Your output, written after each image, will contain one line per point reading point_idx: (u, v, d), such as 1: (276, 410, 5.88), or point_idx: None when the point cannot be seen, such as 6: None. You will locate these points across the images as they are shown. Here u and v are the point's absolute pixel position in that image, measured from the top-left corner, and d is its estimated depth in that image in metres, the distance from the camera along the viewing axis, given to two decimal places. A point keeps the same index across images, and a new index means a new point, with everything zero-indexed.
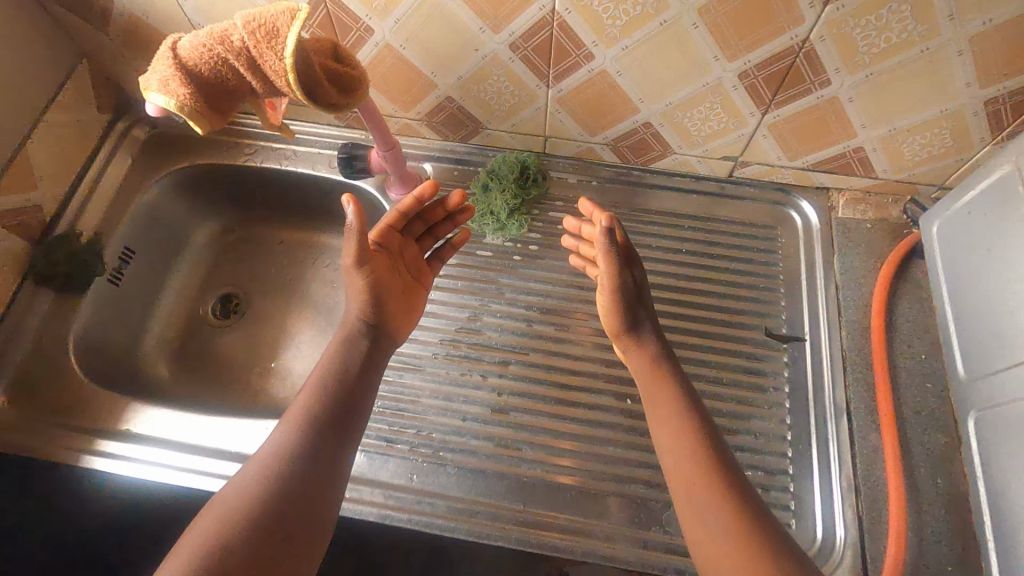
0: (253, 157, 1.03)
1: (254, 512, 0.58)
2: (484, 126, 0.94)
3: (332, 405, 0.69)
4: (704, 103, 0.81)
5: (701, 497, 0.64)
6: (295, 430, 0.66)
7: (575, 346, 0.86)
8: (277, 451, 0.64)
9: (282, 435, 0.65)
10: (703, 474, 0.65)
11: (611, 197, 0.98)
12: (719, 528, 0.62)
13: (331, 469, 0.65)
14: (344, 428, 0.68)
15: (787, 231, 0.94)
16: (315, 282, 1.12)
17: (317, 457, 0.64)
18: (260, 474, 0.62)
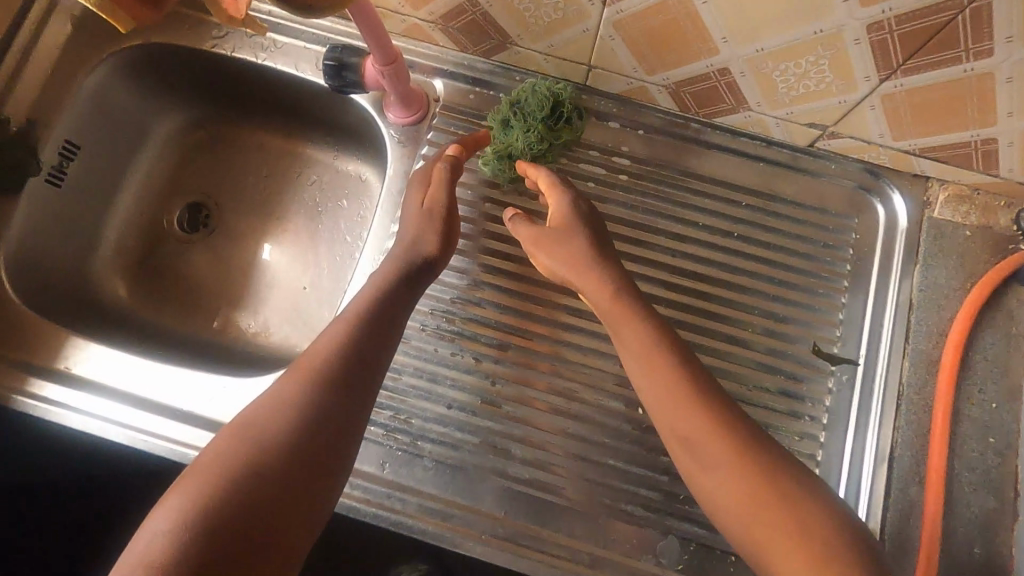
0: (223, 44, 0.84)
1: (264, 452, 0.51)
2: (512, 42, 0.73)
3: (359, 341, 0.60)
4: (808, 55, 0.61)
5: (690, 434, 0.57)
6: (308, 377, 0.57)
7: (588, 336, 0.73)
8: (289, 396, 0.55)
9: (298, 371, 0.57)
10: (681, 408, 0.58)
11: (657, 152, 0.79)
12: (714, 463, 0.56)
13: (348, 427, 0.56)
14: (366, 377, 0.59)
15: (864, 225, 0.77)
16: (296, 203, 0.96)
17: (335, 409, 0.56)
18: (269, 424, 0.54)
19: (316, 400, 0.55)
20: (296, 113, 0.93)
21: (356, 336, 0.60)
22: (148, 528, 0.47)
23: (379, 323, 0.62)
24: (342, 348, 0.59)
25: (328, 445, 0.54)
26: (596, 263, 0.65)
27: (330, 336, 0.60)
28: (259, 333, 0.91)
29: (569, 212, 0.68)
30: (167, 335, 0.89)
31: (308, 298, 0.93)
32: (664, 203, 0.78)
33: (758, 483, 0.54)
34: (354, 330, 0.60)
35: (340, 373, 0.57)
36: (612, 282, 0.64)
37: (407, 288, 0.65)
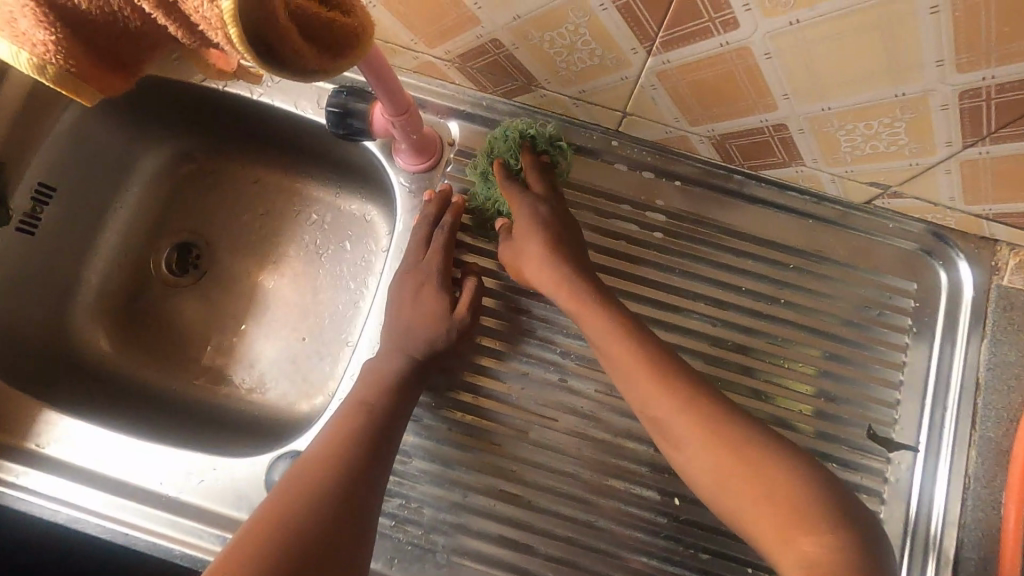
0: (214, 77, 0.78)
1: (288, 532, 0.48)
2: (539, 85, 0.65)
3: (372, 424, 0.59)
4: (882, 117, 0.53)
5: (661, 414, 0.54)
6: (326, 457, 0.55)
7: (620, 415, 0.66)
8: (307, 477, 0.53)
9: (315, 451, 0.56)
10: (643, 375, 0.55)
11: (695, 205, 0.72)
12: (681, 437, 0.53)
13: (367, 501, 0.54)
14: (383, 449, 0.58)
15: (926, 291, 0.69)
16: (294, 245, 0.89)
17: (360, 481, 0.55)
18: (294, 495, 0.52)
19: (337, 470, 0.54)
20: (296, 147, 0.85)
21: (372, 410, 0.60)
22: None
23: (394, 399, 0.61)
24: (360, 422, 0.58)
25: (351, 516, 0.52)
26: (551, 261, 0.61)
27: (345, 415, 0.59)
28: (254, 391, 0.84)
29: (528, 214, 0.63)
30: (154, 394, 0.81)
31: (308, 351, 0.85)
32: (704, 263, 0.71)
33: (738, 456, 0.50)
34: (370, 406, 0.60)
35: (360, 446, 0.57)
36: (567, 270, 0.61)
37: (420, 372, 0.64)
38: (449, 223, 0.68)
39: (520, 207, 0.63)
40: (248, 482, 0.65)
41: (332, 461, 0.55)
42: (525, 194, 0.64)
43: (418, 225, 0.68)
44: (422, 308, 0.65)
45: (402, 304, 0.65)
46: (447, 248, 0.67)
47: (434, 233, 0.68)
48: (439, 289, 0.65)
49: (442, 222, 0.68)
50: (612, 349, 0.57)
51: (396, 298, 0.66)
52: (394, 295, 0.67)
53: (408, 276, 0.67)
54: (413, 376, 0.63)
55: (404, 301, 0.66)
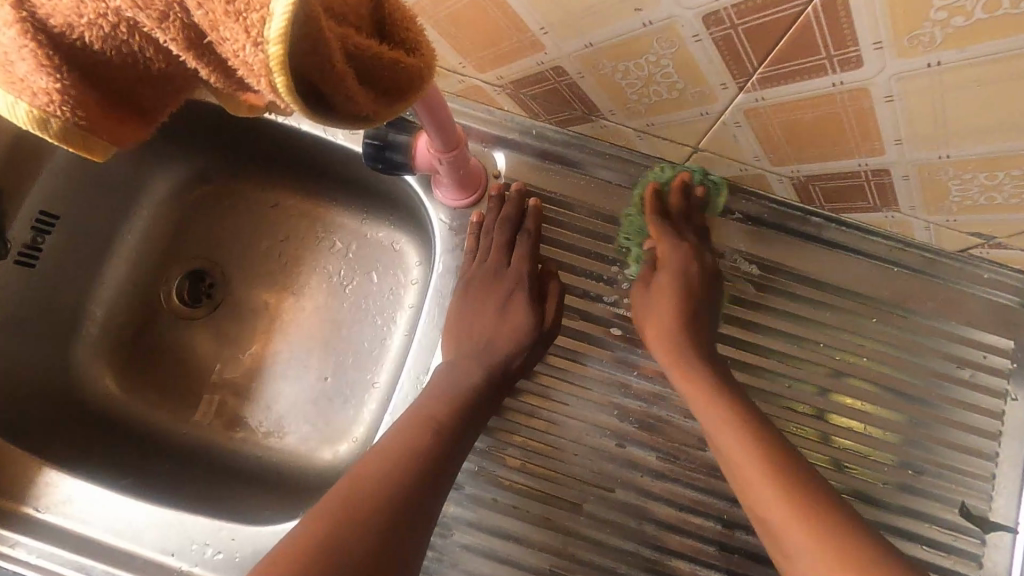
0: None
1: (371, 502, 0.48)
2: (601, 115, 0.58)
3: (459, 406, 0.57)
4: (1011, 168, 0.46)
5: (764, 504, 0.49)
6: (410, 432, 0.54)
7: (684, 487, 0.59)
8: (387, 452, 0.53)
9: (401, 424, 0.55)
10: (745, 457, 0.51)
11: (767, 249, 0.65)
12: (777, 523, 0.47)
13: (439, 484, 0.53)
14: (458, 451, 0.55)
15: (1023, 351, 0.62)
16: (315, 275, 0.82)
17: (435, 468, 0.53)
18: (350, 497, 0.49)
19: (400, 479, 0.51)
20: (321, 170, 0.79)
21: (440, 427, 0.55)
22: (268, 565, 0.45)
23: (471, 405, 0.57)
24: (428, 433, 0.54)
25: (405, 539, 0.48)
26: (676, 330, 0.59)
27: (410, 422, 0.55)
28: (272, 435, 0.77)
29: (676, 263, 0.62)
30: (162, 440, 0.75)
31: (331, 392, 0.78)
32: (776, 315, 0.64)
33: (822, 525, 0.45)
34: (438, 422, 0.55)
35: (426, 460, 0.53)
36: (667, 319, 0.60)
37: (491, 396, 0.59)
38: (530, 228, 0.64)
39: (670, 255, 0.63)
40: (269, 546, 0.58)
41: (396, 466, 0.52)
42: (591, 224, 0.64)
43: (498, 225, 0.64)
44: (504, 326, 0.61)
45: (482, 312, 0.62)
46: (529, 255, 0.64)
47: (516, 238, 0.64)
48: (525, 302, 0.62)
49: (523, 225, 0.64)
50: (722, 431, 0.53)
51: (473, 305, 0.62)
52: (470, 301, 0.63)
53: (487, 282, 0.63)
54: (489, 386, 0.59)
55: (484, 309, 0.62)
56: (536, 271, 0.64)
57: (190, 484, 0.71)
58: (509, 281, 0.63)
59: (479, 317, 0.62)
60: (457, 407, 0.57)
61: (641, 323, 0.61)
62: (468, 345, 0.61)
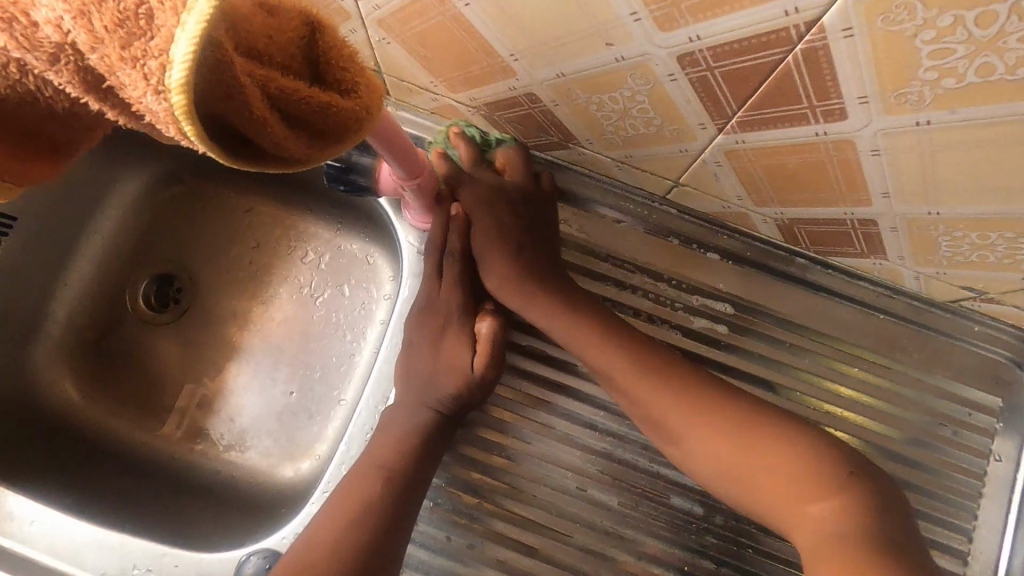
0: None
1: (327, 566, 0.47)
2: (578, 143, 0.55)
3: (413, 449, 0.54)
4: (1007, 230, 0.43)
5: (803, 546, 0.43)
6: (363, 483, 0.52)
7: (644, 534, 0.57)
8: (339, 509, 0.51)
9: (353, 474, 0.53)
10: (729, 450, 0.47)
11: (747, 288, 0.62)
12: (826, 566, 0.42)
13: (399, 532, 0.51)
14: (415, 493, 0.53)
15: (1011, 411, 0.60)
16: (285, 284, 0.80)
17: (393, 514, 0.51)
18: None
19: (344, 551, 0.48)
20: (297, 178, 0.77)
21: (382, 486, 0.52)
22: None
23: (425, 448, 0.55)
24: (369, 496, 0.51)
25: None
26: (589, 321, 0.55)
27: (349, 484, 0.52)
28: (233, 449, 0.75)
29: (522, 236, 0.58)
30: (121, 450, 0.73)
31: (295, 409, 0.76)
32: (753, 359, 0.62)
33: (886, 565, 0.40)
34: (380, 482, 0.52)
35: (369, 529, 0.50)
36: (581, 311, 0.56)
37: (444, 434, 0.56)
38: (462, 249, 0.59)
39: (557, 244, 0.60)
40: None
41: (333, 544, 0.49)
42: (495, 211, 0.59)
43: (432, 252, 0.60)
44: (444, 360, 0.57)
45: (419, 350, 0.58)
46: (465, 281, 0.59)
47: (449, 263, 0.59)
48: (463, 333, 0.58)
49: (455, 247, 0.59)
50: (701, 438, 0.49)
51: (410, 339, 0.59)
52: (410, 335, 0.59)
53: (424, 316, 0.59)
54: (447, 424, 0.56)
55: (420, 346, 0.58)
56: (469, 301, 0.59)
57: (145, 499, 0.69)
58: (442, 313, 0.59)
59: (418, 351, 0.58)
60: (399, 461, 0.53)
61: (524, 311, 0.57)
62: (410, 382, 0.57)
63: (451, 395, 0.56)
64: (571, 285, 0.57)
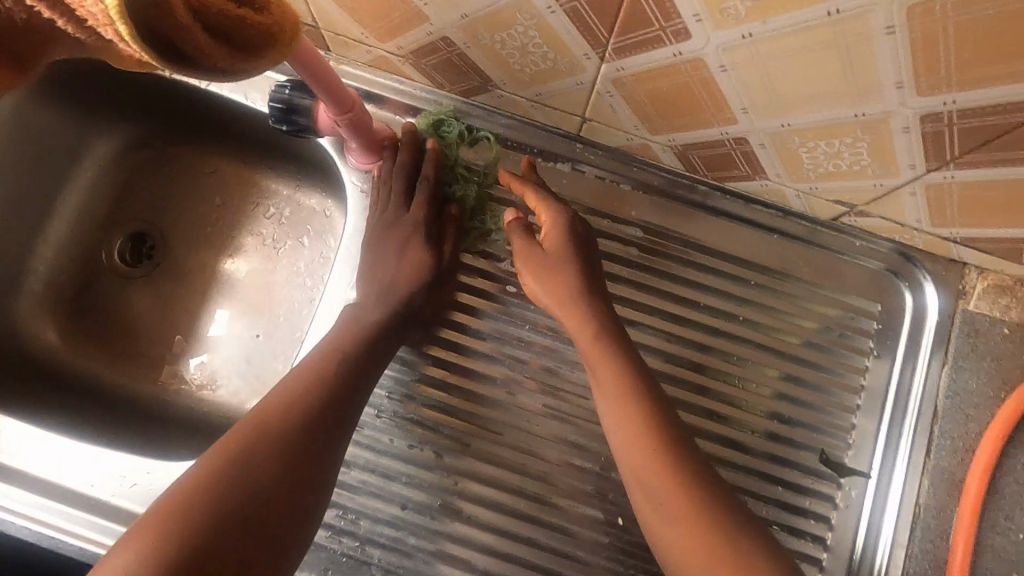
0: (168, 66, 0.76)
1: (279, 435, 0.52)
2: (494, 85, 0.62)
3: (358, 353, 0.61)
4: (844, 136, 0.50)
5: (619, 435, 0.55)
6: (316, 373, 0.58)
7: (567, 431, 0.65)
8: (288, 393, 0.56)
9: (305, 367, 0.58)
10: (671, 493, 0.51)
11: (657, 216, 0.70)
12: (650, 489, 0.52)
13: (341, 422, 0.57)
14: (359, 390, 0.59)
15: (889, 314, 0.67)
16: (249, 236, 0.87)
17: (336, 405, 0.57)
18: (219, 466, 0.49)
19: (295, 427, 0.54)
20: (256, 137, 0.83)
21: (330, 400, 0.57)
22: (172, 489, 0.48)
23: (370, 352, 0.61)
24: (326, 395, 0.57)
25: (292, 486, 0.51)
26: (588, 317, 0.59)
27: (307, 377, 0.57)
28: (204, 386, 0.82)
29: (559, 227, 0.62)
30: (101, 390, 0.80)
31: (261, 349, 0.83)
32: (663, 276, 0.69)
33: (668, 461, 0.52)
34: (328, 378, 0.58)
35: (314, 413, 0.55)
36: (604, 341, 0.58)
37: (385, 342, 0.63)
38: (430, 175, 0.66)
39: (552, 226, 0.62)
40: None
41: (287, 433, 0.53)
42: (560, 212, 0.62)
43: (394, 172, 0.66)
44: (408, 267, 0.65)
45: (386, 257, 0.65)
46: (430, 201, 0.67)
47: (416, 184, 0.67)
48: (423, 242, 0.66)
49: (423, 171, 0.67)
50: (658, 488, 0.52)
51: (376, 253, 0.66)
52: (372, 243, 0.66)
53: (387, 229, 0.66)
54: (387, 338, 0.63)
55: (386, 254, 0.66)
56: (433, 217, 0.67)
57: (123, 430, 0.76)
58: (406, 226, 0.66)
59: (387, 262, 0.65)
60: (354, 371, 0.60)
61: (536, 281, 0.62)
62: (378, 285, 0.65)
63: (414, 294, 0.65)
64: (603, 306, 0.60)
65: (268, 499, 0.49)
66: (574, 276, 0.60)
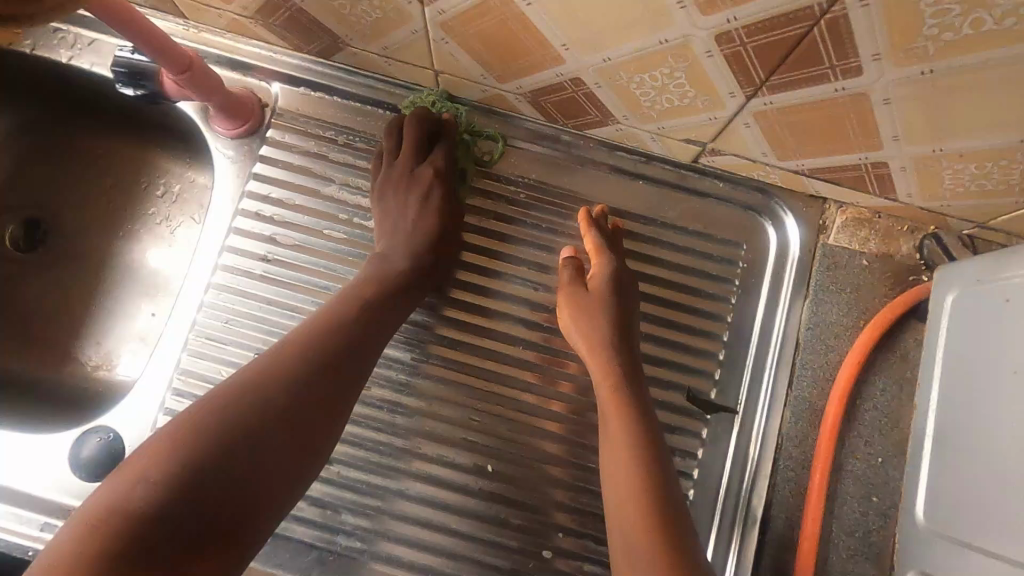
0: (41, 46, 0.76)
1: (235, 413, 0.47)
2: (345, 42, 0.63)
3: (347, 329, 0.56)
4: (661, 67, 0.51)
5: (613, 449, 0.55)
6: (317, 350, 0.53)
7: (438, 384, 0.66)
8: (273, 367, 0.51)
9: (314, 340, 0.54)
10: (636, 506, 0.51)
11: (525, 168, 0.70)
12: (621, 497, 0.53)
13: (327, 397, 0.52)
14: (358, 367, 0.55)
15: (754, 253, 0.68)
16: (145, 216, 0.86)
17: (315, 377, 0.52)
18: (164, 461, 0.44)
19: (274, 406, 0.49)
20: (139, 115, 0.83)
21: (294, 372, 0.51)
22: (119, 482, 0.44)
23: (356, 330, 0.56)
24: (294, 366, 0.51)
25: (261, 471, 0.47)
26: (610, 350, 0.60)
27: (275, 351, 0.52)
28: (102, 367, 0.82)
29: (609, 279, 0.63)
30: None
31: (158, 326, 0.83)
32: (524, 224, 0.69)
33: (639, 519, 0.50)
34: (320, 354, 0.53)
35: (279, 387, 0.50)
36: (622, 373, 0.59)
37: (382, 321, 0.59)
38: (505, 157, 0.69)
39: (602, 272, 0.63)
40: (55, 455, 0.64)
41: (197, 460, 0.45)
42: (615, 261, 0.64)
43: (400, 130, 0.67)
44: (412, 219, 0.65)
45: (403, 212, 0.65)
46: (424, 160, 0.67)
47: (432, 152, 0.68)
48: (413, 196, 0.65)
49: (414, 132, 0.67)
50: (628, 498, 0.52)
51: (393, 202, 0.65)
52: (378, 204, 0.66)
53: (401, 181, 0.66)
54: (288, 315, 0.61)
55: (394, 207, 0.65)
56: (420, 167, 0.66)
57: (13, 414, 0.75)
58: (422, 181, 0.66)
59: (395, 206, 0.65)
60: (337, 345, 0.54)
61: (573, 314, 0.63)
62: (394, 240, 0.64)
63: (432, 239, 0.64)
64: (628, 347, 0.61)
65: (230, 485, 0.45)
66: (610, 317, 0.61)
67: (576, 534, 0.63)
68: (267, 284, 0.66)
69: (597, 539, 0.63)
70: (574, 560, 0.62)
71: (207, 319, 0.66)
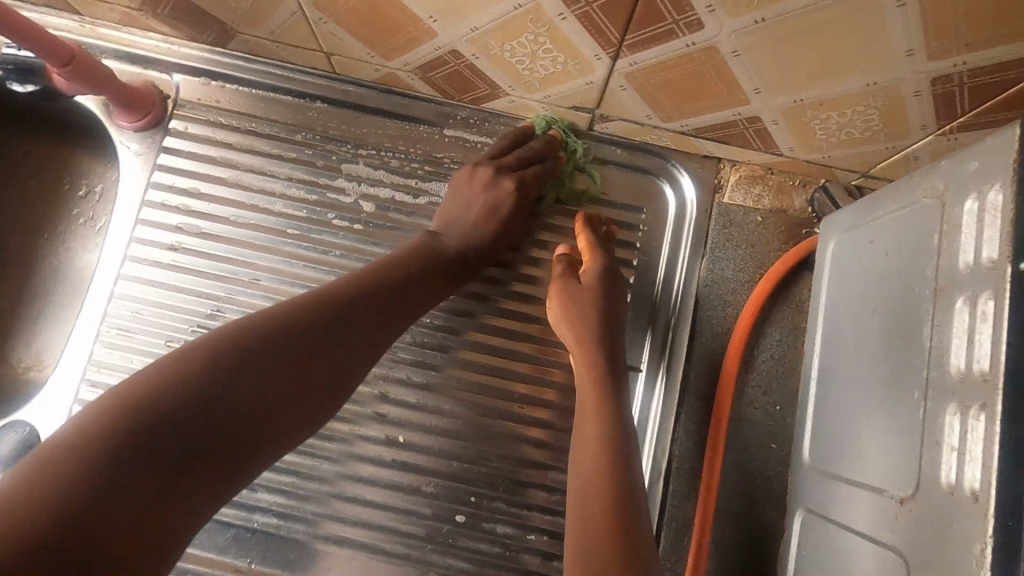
0: None
1: (176, 403, 0.42)
2: (233, 28, 0.63)
3: (331, 318, 0.51)
4: (525, 33, 0.52)
5: (584, 427, 0.56)
6: (283, 334, 0.48)
7: None
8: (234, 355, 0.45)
9: (283, 326, 0.48)
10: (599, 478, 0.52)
11: (426, 145, 0.71)
12: (585, 467, 0.53)
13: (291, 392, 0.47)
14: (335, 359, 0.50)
15: (654, 215, 0.69)
16: (68, 210, 0.83)
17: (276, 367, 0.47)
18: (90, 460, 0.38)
19: (227, 400, 0.44)
20: (43, 113, 0.81)
21: (246, 363, 0.45)
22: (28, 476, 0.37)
23: (347, 318, 0.52)
24: (254, 353, 0.46)
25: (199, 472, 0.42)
26: (593, 344, 0.60)
27: (234, 336, 0.46)
28: (33, 367, 0.80)
29: (601, 276, 0.62)
30: None
31: None
32: None
33: (593, 506, 0.51)
34: (291, 343, 0.48)
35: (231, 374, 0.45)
36: (603, 363, 0.59)
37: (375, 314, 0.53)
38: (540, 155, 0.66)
39: (593, 271, 0.62)
40: None
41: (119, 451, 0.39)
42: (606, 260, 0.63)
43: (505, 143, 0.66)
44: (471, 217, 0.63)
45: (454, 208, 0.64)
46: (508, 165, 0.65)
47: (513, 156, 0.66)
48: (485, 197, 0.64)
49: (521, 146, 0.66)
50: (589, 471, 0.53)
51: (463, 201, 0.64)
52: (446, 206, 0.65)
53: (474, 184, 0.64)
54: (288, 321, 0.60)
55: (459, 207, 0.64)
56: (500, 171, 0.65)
57: None
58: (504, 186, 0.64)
59: (463, 198, 0.64)
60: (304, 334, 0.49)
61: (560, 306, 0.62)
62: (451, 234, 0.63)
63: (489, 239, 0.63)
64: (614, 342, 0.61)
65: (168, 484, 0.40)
66: (595, 312, 0.61)
67: (487, 498, 0.64)
68: (175, 271, 0.68)
69: (508, 501, 0.64)
70: (486, 524, 0.63)
71: (116, 310, 0.67)
